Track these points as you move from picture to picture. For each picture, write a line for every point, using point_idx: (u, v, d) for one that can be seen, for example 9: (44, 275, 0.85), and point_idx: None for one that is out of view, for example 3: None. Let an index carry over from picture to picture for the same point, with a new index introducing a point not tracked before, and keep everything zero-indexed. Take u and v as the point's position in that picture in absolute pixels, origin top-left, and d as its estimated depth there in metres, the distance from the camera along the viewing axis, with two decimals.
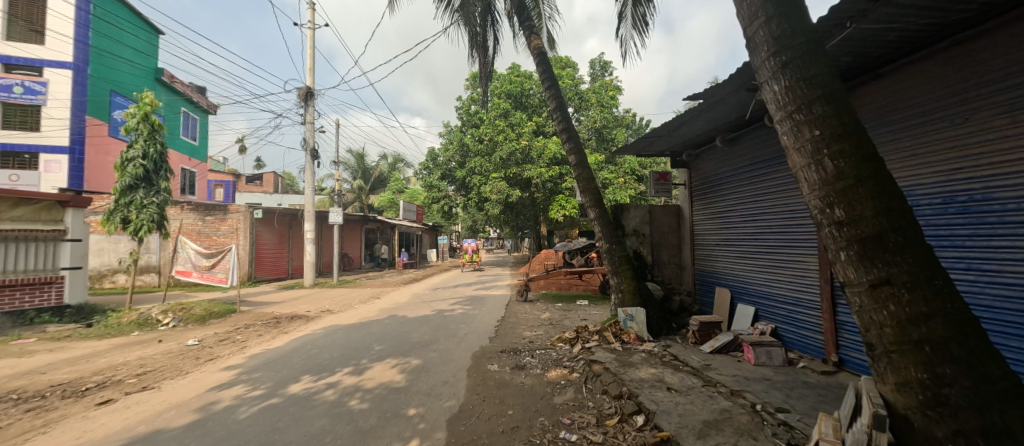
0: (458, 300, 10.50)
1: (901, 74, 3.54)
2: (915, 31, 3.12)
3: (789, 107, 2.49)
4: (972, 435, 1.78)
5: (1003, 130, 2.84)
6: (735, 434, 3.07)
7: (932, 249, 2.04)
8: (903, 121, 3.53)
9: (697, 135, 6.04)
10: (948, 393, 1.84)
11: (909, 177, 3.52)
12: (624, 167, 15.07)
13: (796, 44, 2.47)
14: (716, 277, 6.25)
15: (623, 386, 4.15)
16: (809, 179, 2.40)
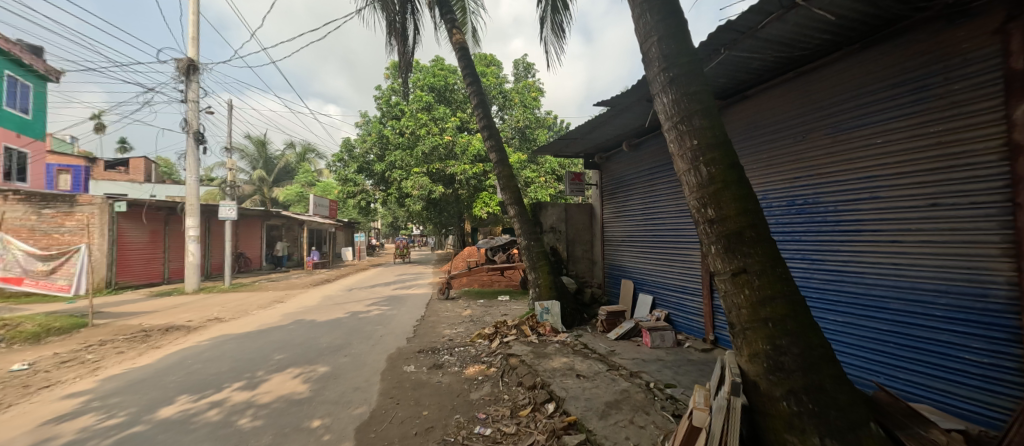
0: (374, 300, 9.95)
1: (761, 97, 4.23)
2: (771, 62, 3.74)
3: (675, 118, 2.82)
4: (799, 392, 2.21)
5: (827, 147, 3.55)
6: (631, 410, 3.41)
7: (775, 242, 2.48)
8: (761, 137, 4.23)
9: (607, 140, 6.53)
10: (784, 360, 2.26)
11: (765, 183, 4.23)
12: (545, 166, 15.70)
13: (681, 63, 2.80)
14: (621, 270, 6.85)
15: (537, 377, 4.32)
16: (689, 182, 2.75)
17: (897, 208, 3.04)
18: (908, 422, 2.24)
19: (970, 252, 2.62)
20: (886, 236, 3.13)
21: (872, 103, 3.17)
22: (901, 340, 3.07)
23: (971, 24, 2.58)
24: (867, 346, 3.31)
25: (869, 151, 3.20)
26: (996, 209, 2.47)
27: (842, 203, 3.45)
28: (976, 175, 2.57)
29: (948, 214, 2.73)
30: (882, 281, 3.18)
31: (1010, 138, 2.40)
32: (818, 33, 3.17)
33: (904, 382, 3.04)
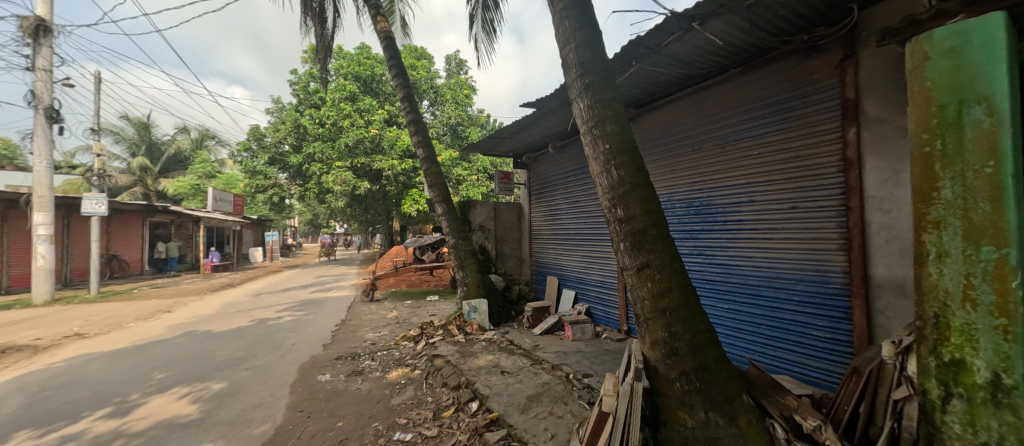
0: (287, 305, 9.05)
1: (662, 110, 4.66)
2: (674, 77, 4.14)
3: (589, 123, 2.98)
4: (689, 373, 2.48)
5: (717, 156, 4.01)
6: (551, 402, 3.56)
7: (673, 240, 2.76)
8: (665, 144, 4.65)
9: (534, 141, 6.72)
10: (678, 345, 2.53)
11: (667, 187, 4.66)
12: (477, 165, 15.69)
13: (596, 71, 2.97)
14: (547, 267, 7.11)
15: (461, 376, 4.28)
16: (601, 184, 2.93)
17: (768, 210, 3.54)
18: (771, 391, 2.67)
19: (818, 247, 3.17)
20: (761, 233, 3.62)
21: (752, 119, 3.66)
22: (770, 322, 3.58)
23: (820, 60, 3.13)
24: (746, 329, 3.80)
25: (748, 161, 3.69)
26: (836, 212, 3.04)
27: (728, 205, 3.90)
28: (823, 184, 3.12)
29: (803, 215, 3.26)
30: (757, 272, 3.67)
31: (845, 155, 2.96)
32: (711, 55, 3.58)
33: (772, 357, 3.56)
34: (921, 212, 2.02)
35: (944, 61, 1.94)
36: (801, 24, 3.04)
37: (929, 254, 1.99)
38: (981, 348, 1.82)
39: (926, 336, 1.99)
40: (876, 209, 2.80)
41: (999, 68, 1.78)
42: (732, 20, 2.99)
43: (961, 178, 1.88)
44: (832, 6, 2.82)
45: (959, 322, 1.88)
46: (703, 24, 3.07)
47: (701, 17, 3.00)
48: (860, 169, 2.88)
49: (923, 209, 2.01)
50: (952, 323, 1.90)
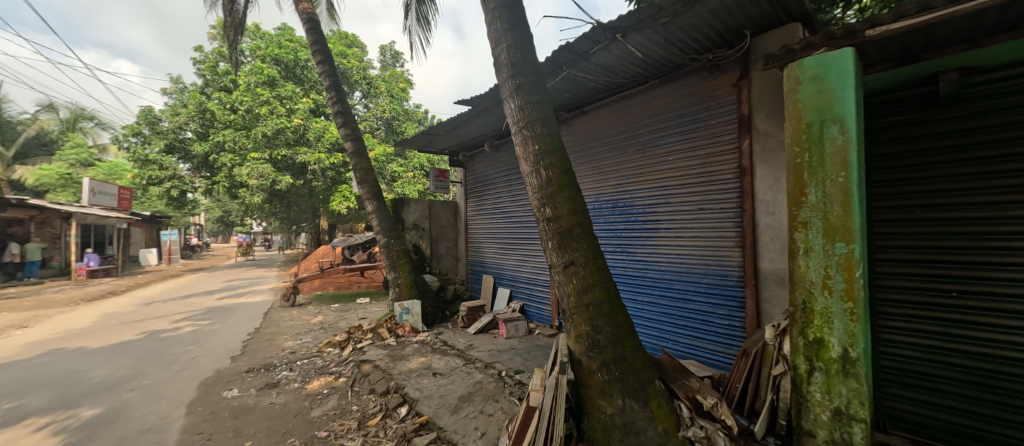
0: (188, 314, 7.95)
1: (592, 115, 4.89)
2: (601, 84, 4.37)
3: (520, 124, 3.02)
4: (609, 364, 2.63)
5: (638, 160, 4.31)
6: (482, 400, 3.56)
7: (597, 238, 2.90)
8: (593, 148, 4.88)
9: (470, 139, 6.67)
10: (600, 337, 2.67)
11: (594, 189, 4.89)
12: (414, 161, 15.22)
13: (526, 73, 3.02)
14: (483, 266, 7.11)
15: (390, 381, 4.10)
16: (531, 184, 2.99)
17: (680, 211, 3.88)
18: (679, 375, 2.94)
19: (720, 244, 3.56)
20: (674, 232, 3.95)
21: (668, 128, 4.00)
22: (681, 312, 3.91)
23: (722, 77, 3.52)
24: (661, 319, 4.11)
25: (664, 166, 4.03)
26: (733, 213, 3.45)
27: (648, 206, 4.20)
28: (724, 188, 3.52)
29: (709, 216, 3.64)
30: (671, 267, 3.99)
31: (741, 163, 3.38)
32: (633, 66, 3.84)
33: (682, 344, 3.91)
34: (793, 214, 2.35)
35: (811, 85, 2.29)
36: (707, 44, 3.39)
37: (799, 249, 2.33)
38: (834, 328, 2.18)
39: (796, 319, 2.34)
40: (764, 211, 3.23)
41: (850, 95, 2.16)
42: (650, 35, 3.23)
43: (823, 185, 2.23)
44: (731, 31, 3.18)
45: (820, 306, 2.24)
46: (625, 36, 3.28)
47: (624, 30, 3.21)
48: (752, 176, 3.30)
49: (794, 211, 2.35)
50: (815, 308, 2.26)
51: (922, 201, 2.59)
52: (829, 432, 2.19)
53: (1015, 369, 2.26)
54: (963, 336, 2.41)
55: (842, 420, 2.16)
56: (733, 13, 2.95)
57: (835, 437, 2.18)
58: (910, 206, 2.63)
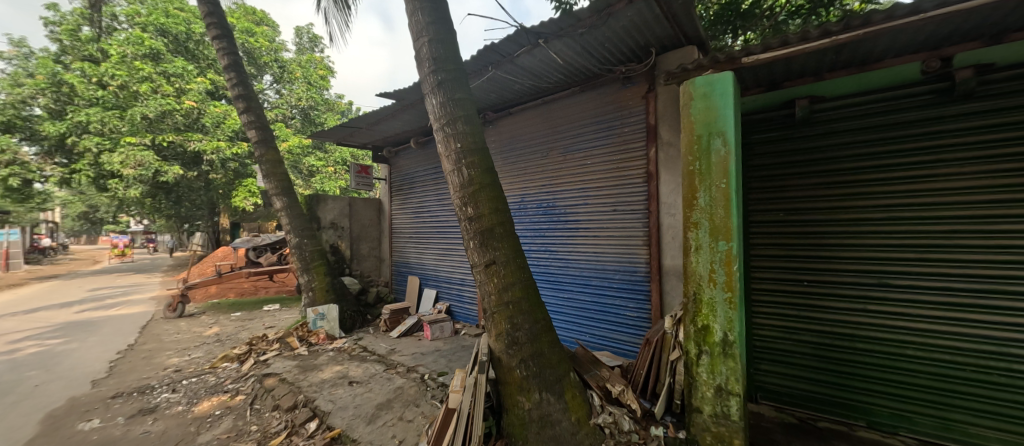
0: (30, 333, 6.42)
1: (518, 116, 4.98)
2: (526, 87, 4.47)
3: (442, 121, 2.96)
4: (527, 360, 2.70)
5: (561, 163, 4.49)
6: (402, 406, 3.42)
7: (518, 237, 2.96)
8: (519, 149, 4.97)
9: (395, 134, 6.40)
10: (519, 334, 2.72)
11: (520, 189, 4.97)
12: (335, 155, 14.16)
13: (448, 69, 2.97)
14: (408, 267, 6.86)
15: (298, 394, 3.74)
16: (453, 183, 2.94)
17: (597, 212, 4.13)
18: (591, 366, 3.13)
19: (630, 243, 3.87)
20: (592, 231, 4.19)
21: (587, 133, 4.23)
22: (597, 307, 4.16)
23: (633, 89, 3.83)
24: (579, 314, 4.32)
25: (583, 169, 4.26)
26: (642, 214, 3.77)
27: (569, 207, 4.40)
28: (634, 192, 3.83)
29: (621, 216, 3.93)
30: (589, 265, 4.22)
31: (648, 169, 3.71)
32: (556, 72, 4.00)
33: (598, 337, 4.16)
34: (687, 215, 2.64)
35: (701, 101, 2.59)
36: (621, 57, 3.66)
37: (691, 246, 2.62)
38: (717, 315, 2.50)
39: (688, 309, 2.63)
40: (667, 213, 3.58)
41: (730, 113, 2.49)
42: (570, 43, 3.39)
43: (710, 190, 2.54)
44: (640, 47, 3.48)
45: (707, 296, 2.54)
46: (547, 42, 3.39)
47: (546, 36, 3.32)
48: (657, 180, 3.64)
49: (688, 212, 2.63)
50: (703, 298, 2.56)
51: (783, 205, 3.08)
52: (712, 406, 2.50)
53: (844, 341, 2.80)
54: (811, 317, 2.93)
55: (722, 395, 2.47)
56: (641, 31, 3.22)
57: (717, 410, 2.49)
58: (774, 210, 3.11)
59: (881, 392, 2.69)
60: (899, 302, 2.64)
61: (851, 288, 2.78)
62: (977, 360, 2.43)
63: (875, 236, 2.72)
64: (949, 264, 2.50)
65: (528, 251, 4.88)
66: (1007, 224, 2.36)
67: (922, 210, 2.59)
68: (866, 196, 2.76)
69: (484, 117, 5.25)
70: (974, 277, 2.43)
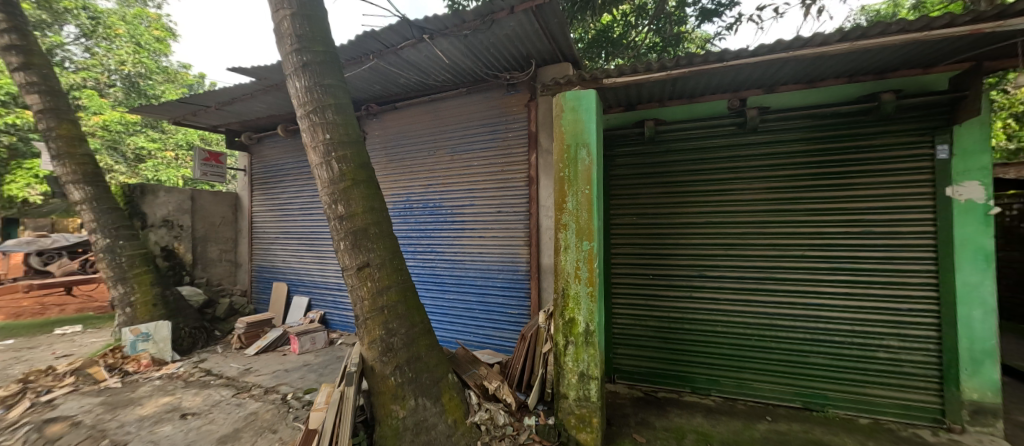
0: None
1: (405, 112, 4.76)
2: (413, 83, 4.30)
3: (307, 108, 2.65)
4: (403, 365, 2.58)
5: (448, 163, 4.44)
6: (254, 435, 2.92)
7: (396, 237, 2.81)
8: (405, 145, 4.75)
9: (258, 118, 5.50)
10: (394, 340, 2.58)
11: (406, 187, 4.74)
12: (176, 137, 11.59)
13: (315, 50, 2.65)
14: (273, 272, 5.97)
15: (100, 440, 2.88)
16: (321, 178, 2.64)
17: (483, 213, 4.21)
18: (470, 366, 3.17)
19: (512, 243, 4.05)
20: (477, 232, 4.24)
21: (474, 135, 4.28)
22: (481, 306, 4.23)
23: (516, 96, 4.04)
24: (464, 314, 4.33)
25: (470, 170, 4.29)
26: (523, 216, 3.98)
27: (456, 207, 4.38)
28: (517, 194, 4.02)
29: (505, 218, 4.08)
30: (474, 265, 4.26)
31: (529, 173, 3.93)
32: (443, 70, 3.94)
33: (481, 336, 4.23)
34: (558, 217, 2.86)
35: (571, 114, 2.85)
36: (506, 65, 3.80)
37: (561, 246, 2.85)
38: (581, 308, 2.77)
39: (557, 303, 2.86)
40: (544, 215, 3.84)
41: (593, 127, 2.79)
42: (455, 43, 3.37)
43: (576, 195, 2.80)
44: (523, 57, 3.66)
45: (573, 291, 2.80)
46: (432, 39, 3.31)
47: (431, 32, 3.24)
48: (537, 185, 3.88)
49: (559, 215, 2.86)
50: (570, 292, 2.81)
51: (638, 211, 3.55)
52: (576, 391, 2.76)
53: (676, 323, 3.39)
54: (654, 305, 3.47)
55: (584, 380, 2.75)
56: (523, 42, 3.39)
57: (579, 394, 2.76)
58: (628, 214, 3.58)
59: (700, 362, 3.33)
60: (712, 289, 3.29)
61: (681, 279, 3.39)
62: (758, 331, 3.16)
63: (698, 237, 3.36)
64: (743, 258, 3.22)
65: (413, 252, 4.69)
66: (777, 228, 3.14)
67: (727, 216, 3.27)
68: (692, 204, 3.37)
69: (368, 109, 4.88)
70: (758, 268, 3.18)
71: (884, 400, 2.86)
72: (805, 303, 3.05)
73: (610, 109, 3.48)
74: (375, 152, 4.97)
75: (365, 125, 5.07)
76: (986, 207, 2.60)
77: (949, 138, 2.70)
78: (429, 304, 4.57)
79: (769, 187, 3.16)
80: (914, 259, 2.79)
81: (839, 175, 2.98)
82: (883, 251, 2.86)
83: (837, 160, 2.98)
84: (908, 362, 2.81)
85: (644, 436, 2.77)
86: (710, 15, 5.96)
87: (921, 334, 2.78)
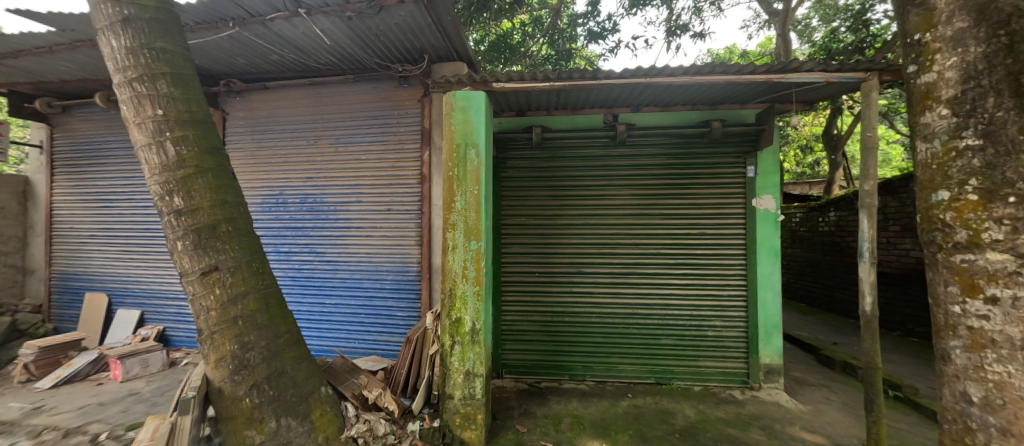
0: None
1: (279, 93, 4.18)
2: (288, 61, 3.78)
3: (130, 75, 2.11)
4: (262, 383, 2.21)
5: (331, 155, 4.04)
6: None
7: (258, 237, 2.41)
8: (278, 131, 4.17)
9: (63, 80, 4.22)
10: (250, 355, 2.19)
11: (280, 179, 4.15)
12: None
13: (145, 5, 2.15)
14: (86, 280, 4.65)
15: None
16: (149, 162, 2.11)
17: (371, 210, 3.94)
18: (348, 375, 2.93)
19: (403, 243, 3.87)
20: (364, 231, 3.95)
21: (363, 127, 3.98)
22: (368, 310, 3.95)
23: (409, 90, 3.89)
24: (348, 320, 3.99)
25: (357, 164, 3.97)
26: (415, 215, 3.84)
27: (339, 204, 4.00)
28: (408, 192, 3.86)
29: (396, 216, 3.88)
30: (360, 266, 3.96)
31: (422, 171, 3.82)
32: (325, 52, 3.55)
33: (367, 342, 3.96)
34: (446, 217, 2.83)
35: (461, 114, 2.84)
36: (398, 56, 3.61)
37: (449, 246, 2.82)
38: (468, 307, 2.79)
39: (444, 304, 2.83)
40: (437, 214, 3.77)
41: (483, 129, 2.83)
42: (337, 23, 3.07)
43: (465, 195, 2.81)
44: (416, 50, 3.52)
45: (460, 291, 2.80)
46: (310, 14, 2.96)
47: (308, 6, 2.89)
48: (429, 182, 3.79)
49: (447, 214, 2.83)
50: (457, 292, 2.81)
51: (526, 212, 3.73)
52: (461, 391, 2.77)
53: (559, 317, 3.66)
54: (539, 300, 3.69)
55: (470, 378, 2.77)
56: (416, 34, 3.26)
57: (465, 393, 2.77)
58: (517, 215, 3.73)
59: (576, 351, 3.66)
60: (588, 284, 3.65)
61: (563, 276, 3.67)
62: (625, 320, 3.61)
63: (577, 237, 3.68)
64: (614, 256, 3.64)
65: (286, 253, 4.13)
66: (639, 229, 3.62)
67: (601, 219, 3.66)
68: (573, 207, 3.68)
69: (229, 85, 4.14)
70: (624, 265, 3.62)
71: (712, 370, 3.53)
72: (658, 292, 3.58)
73: (502, 113, 3.59)
74: (240, 136, 4.25)
75: (226, 103, 4.29)
76: (776, 215, 3.41)
77: (755, 161, 3.47)
78: (306, 311, 4.09)
79: (634, 195, 3.63)
80: (733, 255, 3.51)
81: (685, 186, 3.58)
82: (713, 249, 3.53)
83: (683, 173, 3.58)
84: (729, 338, 3.51)
85: (526, 426, 2.91)
86: (596, 37, 6.61)
87: (737, 315, 3.50)
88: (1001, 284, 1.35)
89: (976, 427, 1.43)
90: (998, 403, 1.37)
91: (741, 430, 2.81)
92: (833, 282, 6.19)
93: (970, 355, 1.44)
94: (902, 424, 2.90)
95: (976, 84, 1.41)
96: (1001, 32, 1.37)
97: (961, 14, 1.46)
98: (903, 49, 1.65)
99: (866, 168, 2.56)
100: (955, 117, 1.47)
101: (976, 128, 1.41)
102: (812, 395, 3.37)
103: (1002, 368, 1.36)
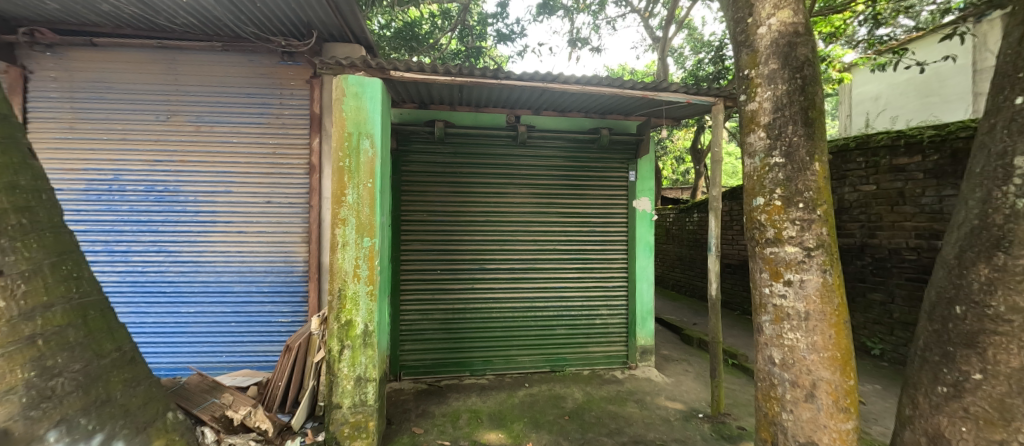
0: None
1: (116, 54, 3.36)
2: (127, 15, 3.02)
3: None
4: (78, 416, 1.26)
5: (190, 135, 3.39)
6: None
7: (64, 232, 1.48)
8: (113, 101, 3.34)
9: None
10: (57, 383, 1.24)
11: (115, 159, 3.33)
12: None
13: None
14: None
15: None
16: None
17: (244, 203, 3.41)
18: (205, 396, 2.57)
19: (286, 239, 3.44)
20: (235, 226, 3.40)
21: (234, 106, 3.43)
22: (239, 318, 3.43)
23: (295, 68, 3.48)
24: (212, 331, 3.41)
25: (225, 148, 3.40)
26: (301, 208, 3.45)
27: (201, 194, 3.38)
28: (293, 183, 3.45)
29: (277, 210, 3.43)
30: (229, 266, 3.40)
31: (310, 161, 3.45)
32: (179, 9, 2.91)
33: (239, 354, 3.43)
34: (335, 211, 2.59)
35: (353, 100, 2.64)
36: (279, 28, 3.17)
37: (338, 243, 2.59)
38: (360, 308, 2.60)
39: (333, 306, 2.59)
40: (327, 208, 3.44)
41: (376, 118, 2.66)
42: None
43: (357, 188, 2.61)
44: (303, 24, 3.14)
45: (351, 291, 2.59)
46: None
47: None
48: (318, 173, 3.43)
49: (336, 209, 2.59)
50: (347, 293, 2.60)
51: (425, 208, 3.63)
52: (351, 398, 2.57)
53: (460, 314, 3.66)
54: (439, 297, 3.63)
55: (361, 384, 2.59)
56: (301, 6, 2.89)
57: (355, 400, 2.57)
58: (418, 211, 3.60)
59: (478, 346, 3.70)
60: (490, 279, 3.72)
61: (464, 272, 3.68)
62: (524, 313, 3.76)
63: (478, 233, 3.72)
64: (513, 253, 3.77)
65: (123, 253, 3.33)
66: (537, 227, 3.81)
67: (502, 216, 3.76)
68: (474, 204, 3.71)
69: (34, 35, 3.16)
70: (523, 260, 3.78)
71: (599, 354, 3.90)
72: (554, 285, 3.82)
73: (403, 104, 3.45)
74: (53, 103, 3.30)
75: (31, 57, 3.28)
76: (650, 216, 3.95)
77: (635, 167, 3.95)
78: (153, 324, 3.37)
79: (533, 194, 3.81)
80: (617, 251, 3.93)
81: (578, 187, 3.88)
82: (601, 245, 3.90)
83: (576, 175, 3.87)
84: (612, 325, 3.92)
85: (422, 427, 2.84)
86: (505, 39, 6.74)
87: (619, 304, 3.92)
88: (794, 270, 1.74)
89: (777, 382, 1.81)
90: (791, 362, 1.76)
91: (619, 405, 3.16)
92: (694, 272, 7.37)
93: (775, 327, 1.82)
94: (736, 385, 3.59)
95: (782, 114, 1.80)
96: (797, 76, 1.79)
97: (774, 58, 1.83)
98: (737, 80, 2.00)
99: (714, 177, 3.09)
100: (768, 139, 1.83)
101: (781, 149, 1.79)
102: (675, 368, 3.98)
103: (794, 335, 1.75)
